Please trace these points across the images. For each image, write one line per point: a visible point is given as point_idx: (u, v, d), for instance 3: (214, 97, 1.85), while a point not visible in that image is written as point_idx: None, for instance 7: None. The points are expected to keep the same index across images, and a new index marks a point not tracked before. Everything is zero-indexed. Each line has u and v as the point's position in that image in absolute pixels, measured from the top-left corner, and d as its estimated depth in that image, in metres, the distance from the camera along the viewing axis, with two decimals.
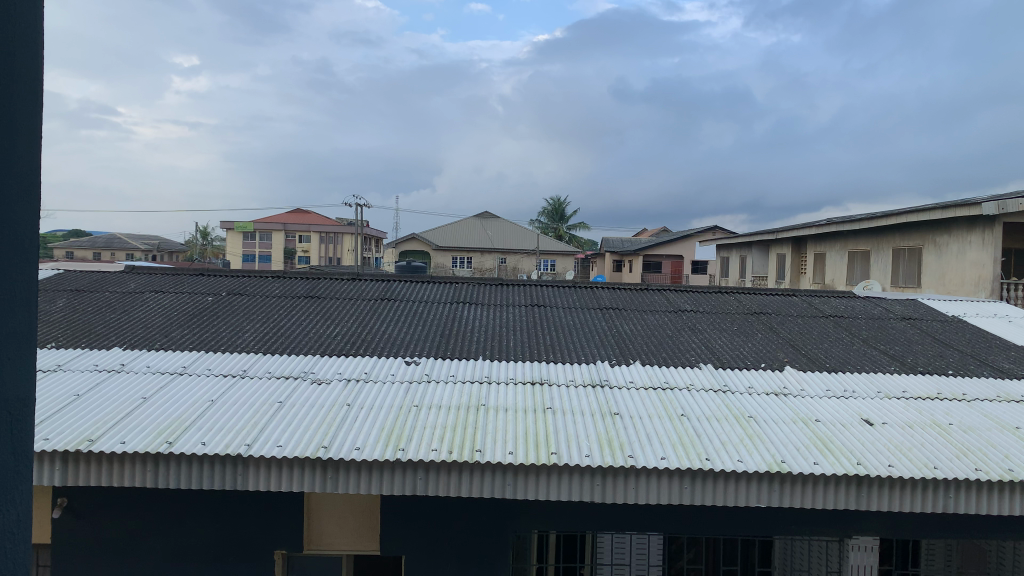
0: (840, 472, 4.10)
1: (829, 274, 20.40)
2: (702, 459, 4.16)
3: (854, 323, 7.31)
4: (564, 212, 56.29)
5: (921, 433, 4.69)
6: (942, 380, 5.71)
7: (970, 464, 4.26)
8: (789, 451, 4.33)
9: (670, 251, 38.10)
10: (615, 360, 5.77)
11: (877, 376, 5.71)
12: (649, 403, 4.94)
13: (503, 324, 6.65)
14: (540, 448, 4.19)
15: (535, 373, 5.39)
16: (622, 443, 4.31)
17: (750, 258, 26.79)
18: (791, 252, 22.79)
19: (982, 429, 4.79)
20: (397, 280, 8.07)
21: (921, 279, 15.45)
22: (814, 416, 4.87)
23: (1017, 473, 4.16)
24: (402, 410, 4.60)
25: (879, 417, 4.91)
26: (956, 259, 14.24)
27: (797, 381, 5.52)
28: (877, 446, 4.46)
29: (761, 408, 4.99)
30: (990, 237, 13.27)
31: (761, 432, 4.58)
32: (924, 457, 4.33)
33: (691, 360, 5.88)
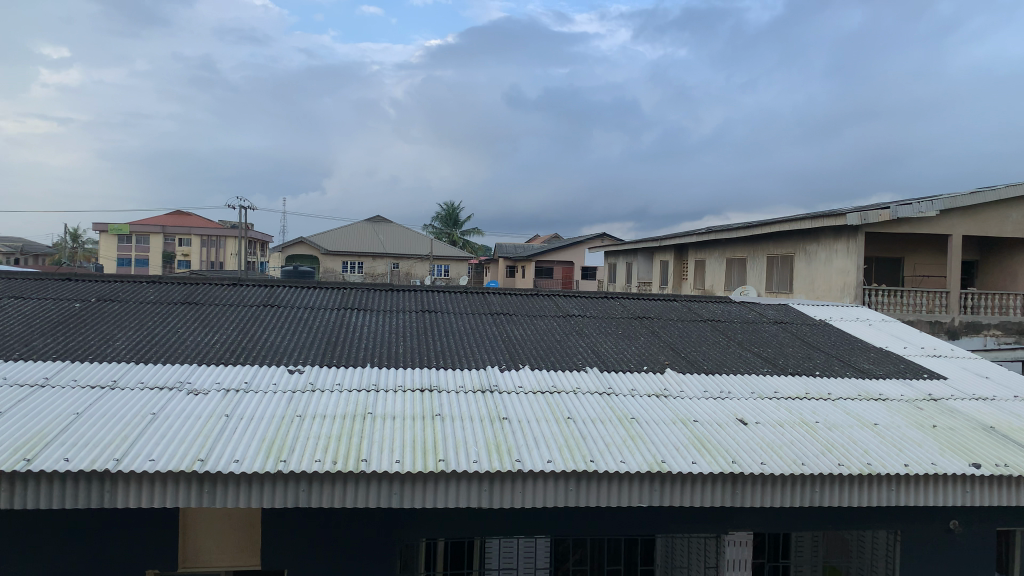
0: (715, 471, 4.27)
1: (708, 279, 21.29)
2: (586, 461, 4.25)
3: (731, 327, 7.64)
4: (456, 217, 56.41)
5: (790, 431, 4.95)
6: (809, 380, 6.06)
7: (833, 459, 4.54)
8: (669, 451, 4.48)
9: (560, 257, 38.77)
10: (504, 365, 5.80)
11: (752, 378, 5.99)
12: (537, 407, 4.99)
13: (392, 330, 6.57)
14: (428, 455, 4.17)
15: (424, 380, 5.35)
16: (509, 447, 4.34)
17: (636, 264, 27.61)
18: (674, 258, 23.63)
19: (845, 426, 5.11)
20: (281, 285, 7.85)
21: (793, 285, 16.33)
22: (692, 417, 5.06)
23: (875, 467, 4.47)
24: (285, 419, 4.47)
25: (752, 416, 5.15)
26: (824, 266, 15.15)
27: (677, 383, 5.72)
28: (751, 444, 4.68)
29: (643, 409, 5.14)
30: (854, 246, 14.19)
31: (643, 432, 4.72)
32: (793, 454, 4.57)
33: (577, 363, 5.99)
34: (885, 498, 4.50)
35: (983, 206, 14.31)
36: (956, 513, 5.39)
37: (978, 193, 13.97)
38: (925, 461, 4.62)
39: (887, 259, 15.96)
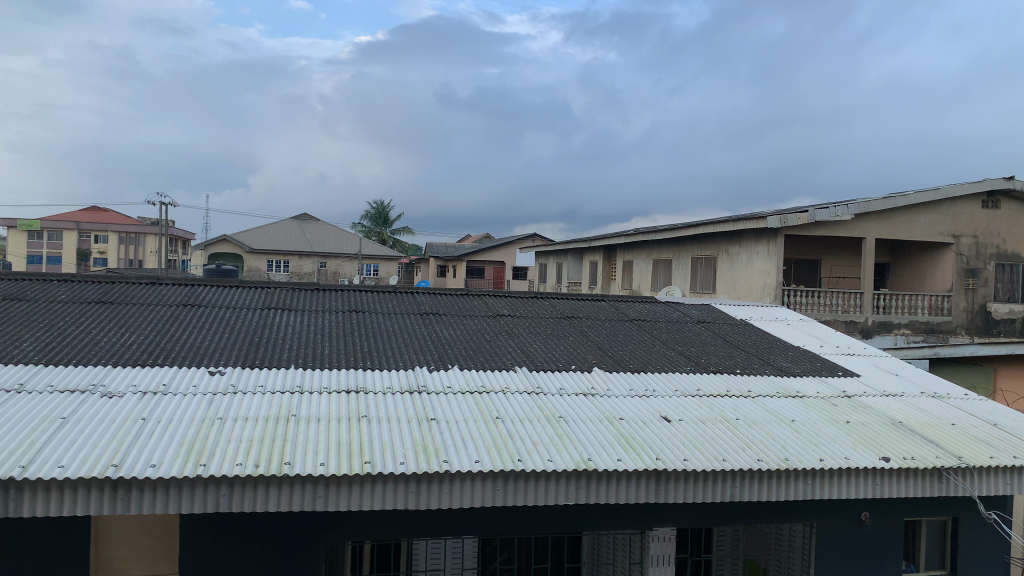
0: (640, 468, 4.34)
1: (635, 280, 21.64)
2: (514, 460, 4.26)
3: (656, 327, 7.79)
4: (385, 216, 55.87)
5: (712, 428, 5.07)
6: (730, 378, 6.23)
7: (753, 455, 4.67)
8: (595, 449, 4.54)
9: (490, 256, 38.82)
10: (433, 365, 5.77)
11: (676, 376, 6.12)
12: (465, 407, 4.98)
13: (318, 330, 6.46)
14: (354, 457, 4.11)
15: (350, 381, 5.28)
16: (437, 448, 4.32)
17: (565, 265, 27.87)
18: (602, 259, 23.94)
19: (764, 423, 5.27)
20: (202, 284, 7.62)
21: (716, 285, 16.75)
22: (618, 415, 5.13)
23: (792, 462, 4.62)
24: (205, 422, 4.34)
25: (676, 414, 5.26)
26: (745, 267, 15.59)
27: (604, 382, 5.80)
28: (674, 441, 4.77)
29: (571, 408, 5.18)
30: (774, 248, 14.66)
31: (570, 431, 4.76)
32: (714, 450, 4.69)
33: (505, 363, 6.00)
34: (802, 492, 4.66)
35: (894, 211, 14.96)
36: (867, 505, 5.63)
37: (890, 198, 14.60)
38: (839, 456, 4.80)
39: (805, 261, 16.53)
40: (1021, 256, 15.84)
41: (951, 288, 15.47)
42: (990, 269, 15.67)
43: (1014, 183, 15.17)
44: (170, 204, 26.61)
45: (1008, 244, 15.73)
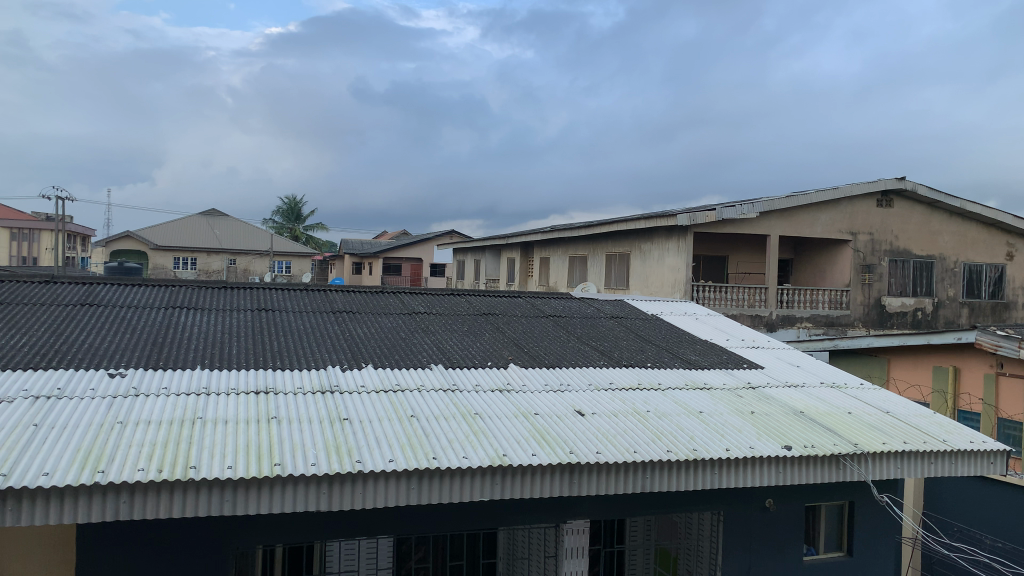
0: (553, 462, 4.40)
1: (552, 277, 21.86)
2: (429, 458, 4.24)
3: (571, 322, 7.88)
4: (299, 212, 54.66)
5: (624, 421, 5.18)
6: (641, 371, 6.37)
7: (663, 447, 4.80)
8: (510, 445, 4.56)
9: (407, 253, 38.46)
10: (346, 364, 5.68)
11: (589, 371, 6.22)
12: (379, 406, 4.93)
13: (226, 330, 6.27)
14: (264, 459, 4.02)
15: (260, 382, 5.14)
16: (349, 448, 4.26)
17: (483, 262, 27.91)
18: (520, 256, 24.07)
19: (673, 414, 5.42)
20: (100, 283, 7.28)
21: (629, 281, 17.09)
22: (533, 410, 5.18)
23: (700, 453, 4.77)
24: (104, 427, 4.16)
25: (590, 408, 5.35)
26: (657, 264, 15.97)
27: (519, 377, 5.84)
28: (587, 435, 4.85)
29: (486, 405, 5.20)
30: (683, 245, 15.06)
31: (485, 427, 4.77)
32: (626, 443, 4.79)
33: (420, 361, 5.97)
34: (710, 482, 4.81)
35: (797, 209, 15.59)
36: (771, 492, 5.86)
37: (793, 197, 15.21)
38: (744, 445, 4.99)
39: (713, 257, 17.05)
40: (912, 252, 16.74)
41: (848, 283, 16.24)
42: (885, 264, 16.50)
43: (905, 184, 16.05)
44: (68, 199, 25.23)
45: (900, 241, 16.61)
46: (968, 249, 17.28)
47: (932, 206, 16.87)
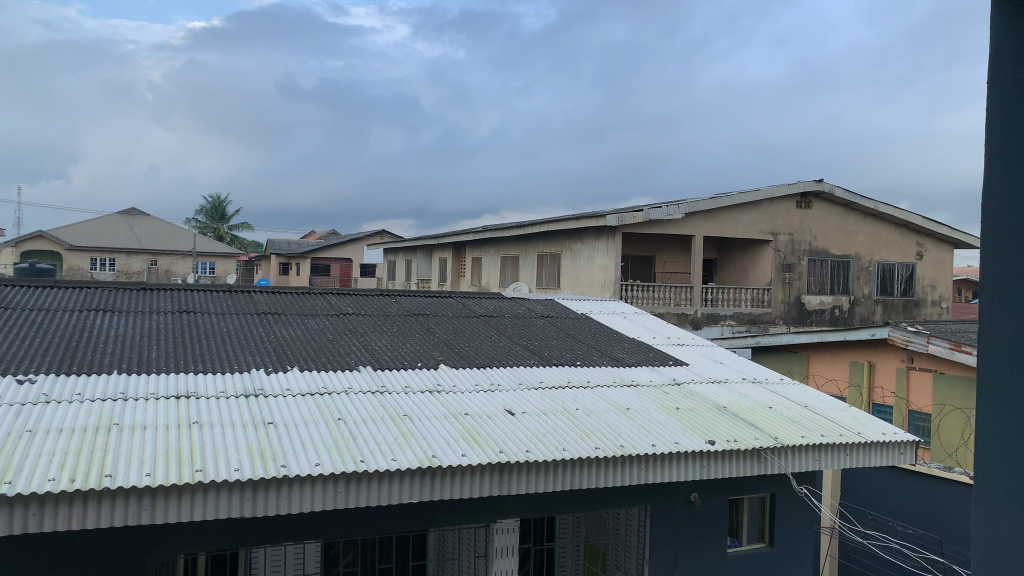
0: (483, 462, 4.41)
1: (484, 277, 21.88)
2: (356, 461, 4.19)
3: (502, 322, 7.91)
4: (224, 211, 53.30)
5: (553, 419, 5.22)
6: (571, 370, 6.44)
7: (591, 444, 4.86)
8: (439, 446, 4.55)
9: (337, 254, 37.92)
10: (271, 367, 5.57)
11: (519, 370, 6.24)
12: (306, 409, 4.84)
13: (145, 333, 6.07)
14: (184, 466, 3.90)
15: (181, 386, 4.99)
16: (274, 453, 4.17)
17: (414, 262, 27.74)
18: (451, 256, 24.01)
19: (601, 412, 5.50)
20: (8, 285, 6.94)
21: (560, 281, 17.25)
22: (463, 410, 5.17)
23: (627, 449, 4.85)
24: (11, 436, 3.97)
25: (520, 407, 5.37)
26: (587, 264, 16.17)
27: (450, 378, 5.83)
28: (517, 434, 4.88)
29: (416, 406, 5.17)
30: (612, 245, 15.29)
31: (414, 429, 4.75)
32: (555, 441, 4.84)
33: (349, 362, 5.89)
34: (637, 477, 4.89)
35: (721, 210, 16.00)
36: (696, 487, 5.99)
37: (717, 198, 15.61)
38: (670, 441, 5.10)
39: (641, 257, 17.35)
40: (829, 252, 17.37)
41: (770, 282, 16.76)
42: (804, 263, 17.07)
43: (823, 185, 16.65)
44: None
45: (819, 241, 17.22)
46: (881, 248, 18.02)
47: (848, 208, 17.54)
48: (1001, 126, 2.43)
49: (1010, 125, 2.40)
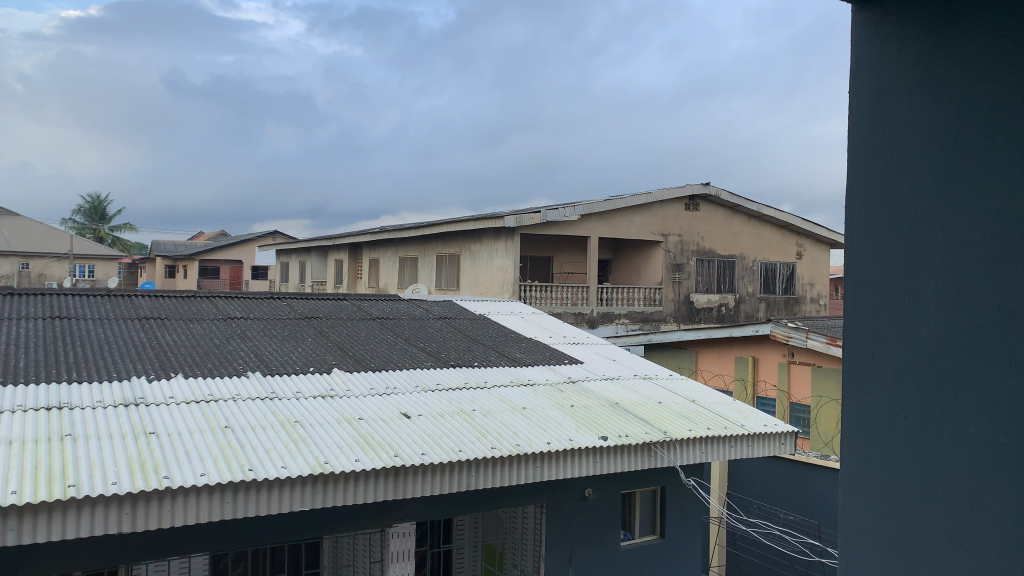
0: (377, 466, 4.35)
1: (381, 279, 21.62)
2: (244, 470, 4.06)
3: (397, 324, 7.84)
4: (104, 211, 50.60)
5: (449, 421, 5.21)
6: (468, 371, 6.45)
7: (487, 444, 4.89)
8: (332, 452, 4.46)
9: (227, 256, 36.62)
10: (153, 374, 5.32)
11: (415, 372, 6.20)
12: (190, 418, 4.65)
13: (12, 341, 5.68)
14: (55, 481, 3.67)
15: (52, 397, 4.69)
16: (156, 464, 3.99)
17: (309, 263, 27.14)
18: (348, 257, 23.61)
19: (498, 412, 5.53)
20: None
21: (459, 282, 17.25)
22: (357, 415, 5.09)
23: (523, 448, 4.91)
24: None
25: (415, 410, 5.33)
26: (485, 265, 16.23)
27: (343, 382, 5.72)
28: (412, 437, 4.85)
29: (307, 411, 5.05)
30: (511, 246, 15.40)
31: (306, 435, 4.64)
32: (451, 442, 4.83)
33: (237, 368, 5.70)
34: (533, 476, 4.95)
35: (615, 211, 16.39)
36: (590, 483, 6.13)
37: (611, 200, 15.98)
38: (565, 439, 5.19)
39: (539, 258, 17.56)
40: (716, 252, 18.07)
41: (661, 281, 17.29)
42: (693, 263, 17.70)
43: (710, 189, 17.32)
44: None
45: (706, 242, 17.89)
46: (764, 249, 18.89)
47: (733, 210, 18.31)
48: (865, 132, 2.66)
49: (871, 132, 2.64)
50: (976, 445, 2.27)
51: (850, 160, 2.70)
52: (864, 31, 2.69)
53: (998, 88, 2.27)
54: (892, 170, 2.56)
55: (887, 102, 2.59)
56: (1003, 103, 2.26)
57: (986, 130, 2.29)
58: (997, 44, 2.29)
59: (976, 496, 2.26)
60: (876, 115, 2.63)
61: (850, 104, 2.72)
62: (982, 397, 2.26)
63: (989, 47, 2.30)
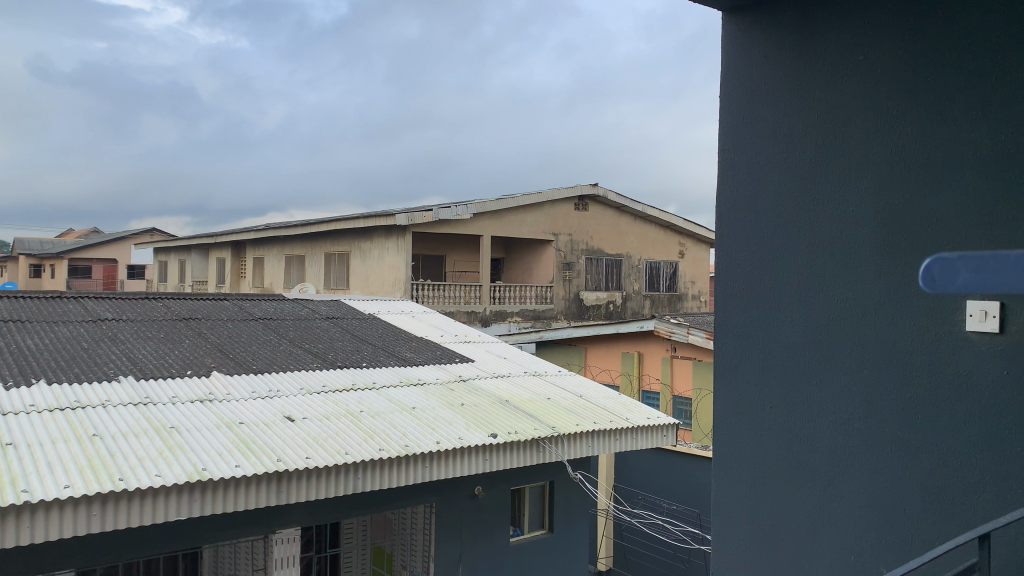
0: (259, 471, 4.22)
1: (267, 277, 20.96)
2: (114, 480, 3.85)
3: (282, 324, 7.62)
4: None
5: (336, 423, 5.11)
6: (356, 372, 6.34)
7: (375, 446, 4.83)
8: (210, 458, 4.29)
9: (99, 254, 34.60)
10: (12, 381, 4.95)
11: (300, 374, 6.04)
12: (54, 427, 4.36)
13: None
14: None
15: None
16: (14, 477, 3.72)
17: (190, 262, 26.00)
18: (231, 255, 22.77)
19: (386, 412, 5.47)
20: None
21: (348, 281, 16.94)
22: (237, 419, 4.92)
23: (411, 448, 4.88)
24: None
25: (300, 412, 5.20)
26: (376, 263, 16.01)
27: (223, 386, 5.51)
28: (296, 440, 4.73)
29: (184, 416, 4.84)
30: (402, 244, 15.24)
31: (182, 442, 4.44)
32: (337, 445, 4.75)
33: (106, 373, 5.39)
34: (422, 476, 4.92)
35: (506, 211, 16.50)
36: (479, 480, 6.17)
37: (502, 199, 16.10)
38: (454, 437, 5.19)
39: (431, 256, 17.49)
40: (604, 251, 18.50)
41: (552, 279, 17.54)
42: (582, 262, 18.06)
43: (598, 189, 17.73)
44: None
45: (594, 241, 18.29)
46: (649, 248, 19.48)
47: (620, 210, 18.79)
48: (739, 148, 3.00)
49: (744, 149, 2.98)
50: (826, 428, 2.62)
51: (722, 176, 3.06)
52: (752, 51, 2.97)
53: (839, 113, 2.65)
54: (761, 185, 2.90)
55: (754, 125, 2.96)
56: (842, 126, 2.63)
57: (839, 152, 2.64)
58: (850, 76, 2.62)
59: (826, 473, 2.61)
60: (744, 137, 2.99)
61: (721, 125, 3.08)
62: (830, 385, 2.62)
63: (832, 79, 2.68)
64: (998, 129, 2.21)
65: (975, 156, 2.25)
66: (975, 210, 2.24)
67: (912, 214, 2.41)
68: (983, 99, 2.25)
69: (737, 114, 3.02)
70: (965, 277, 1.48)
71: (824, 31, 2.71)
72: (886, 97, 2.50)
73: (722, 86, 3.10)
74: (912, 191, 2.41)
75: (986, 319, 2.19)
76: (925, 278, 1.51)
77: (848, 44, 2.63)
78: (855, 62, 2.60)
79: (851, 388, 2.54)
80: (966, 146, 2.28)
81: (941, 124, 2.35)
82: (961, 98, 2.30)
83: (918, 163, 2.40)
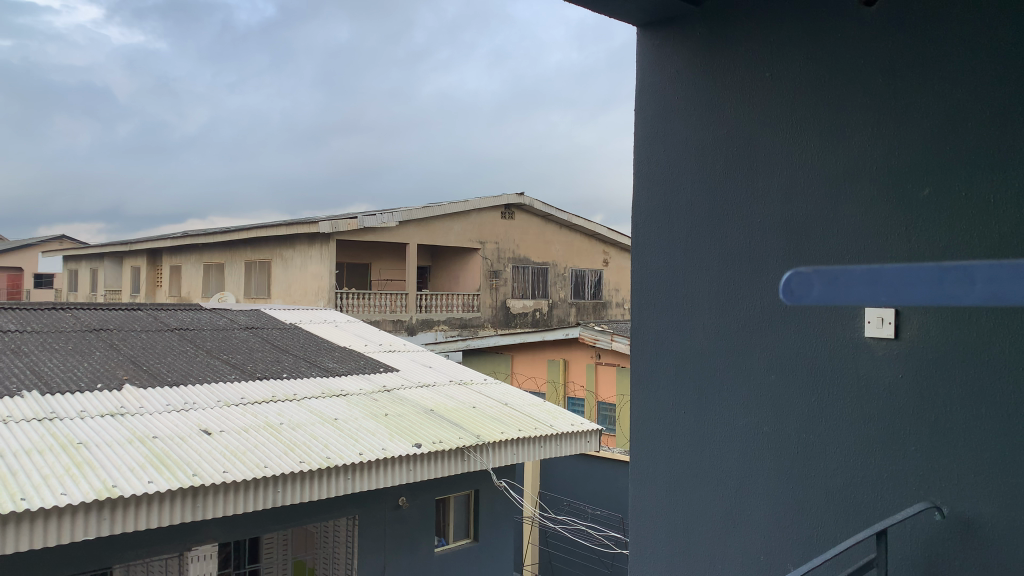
0: (173, 487, 4.09)
1: (185, 286, 20.33)
2: (16, 499, 3.67)
3: (198, 335, 7.40)
4: None
5: (255, 435, 5.00)
6: (276, 383, 6.20)
7: (295, 458, 4.74)
8: (121, 474, 4.14)
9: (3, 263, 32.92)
10: None
11: (217, 386, 5.87)
12: None
13: None
14: None
15: None
16: None
17: (102, 270, 25.01)
18: (146, 263, 22.00)
19: (307, 424, 5.36)
20: None
21: (271, 290, 16.56)
22: (151, 433, 4.75)
23: (333, 460, 4.80)
24: None
25: (216, 425, 5.06)
26: (299, 271, 15.71)
27: (136, 399, 5.32)
28: (212, 454, 4.60)
29: (92, 432, 4.65)
30: (326, 252, 14.99)
31: (90, 457, 4.27)
32: (256, 458, 4.64)
33: (7, 388, 5.12)
34: (344, 488, 4.84)
35: (432, 219, 16.45)
36: (403, 491, 6.12)
37: (428, 207, 16.07)
38: (377, 448, 5.13)
39: (355, 264, 17.29)
40: (530, 259, 18.62)
41: (479, 288, 17.56)
42: (509, 270, 18.13)
43: (524, 198, 17.90)
44: None
45: (520, 250, 18.41)
46: (574, 257, 19.71)
47: (546, 219, 18.98)
48: (654, 158, 3.08)
49: (658, 160, 3.07)
50: (737, 431, 2.71)
51: (639, 186, 3.14)
52: (670, 62, 3.04)
53: (747, 126, 2.75)
54: (676, 195, 2.98)
55: (668, 137, 3.04)
56: (750, 139, 2.74)
57: (747, 164, 2.74)
58: (758, 90, 2.72)
59: (738, 474, 2.69)
60: (659, 149, 3.07)
61: (636, 136, 3.15)
62: (740, 391, 2.71)
63: (740, 94, 2.78)
64: (894, 143, 2.34)
65: (873, 170, 2.37)
66: (873, 220, 2.36)
67: (814, 225, 2.52)
68: (877, 116, 2.38)
69: (652, 125, 3.10)
70: (822, 291, 1.15)
71: (732, 48, 2.81)
72: (791, 110, 2.62)
73: (636, 99, 3.17)
74: (815, 203, 2.52)
75: (883, 325, 2.31)
76: (781, 292, 1.18)
77: (754, 61, 2.74)
78: (761, 78, 2.71)
79: (760, 393, 2.64)
80: (864, 161, 2.40)
81: (841, 137, 2.46)
82: (858, 114, 2.42)
83: (819, 176, 2.52)
